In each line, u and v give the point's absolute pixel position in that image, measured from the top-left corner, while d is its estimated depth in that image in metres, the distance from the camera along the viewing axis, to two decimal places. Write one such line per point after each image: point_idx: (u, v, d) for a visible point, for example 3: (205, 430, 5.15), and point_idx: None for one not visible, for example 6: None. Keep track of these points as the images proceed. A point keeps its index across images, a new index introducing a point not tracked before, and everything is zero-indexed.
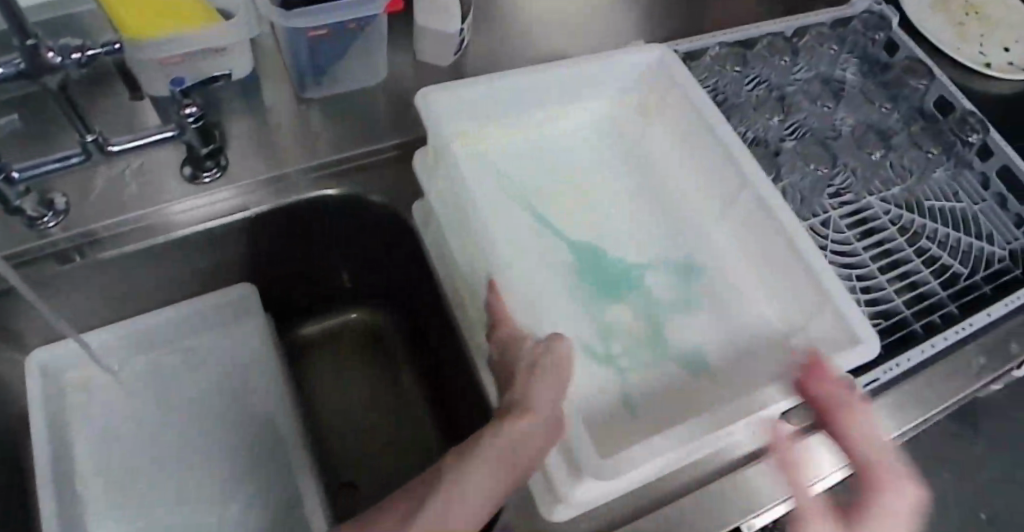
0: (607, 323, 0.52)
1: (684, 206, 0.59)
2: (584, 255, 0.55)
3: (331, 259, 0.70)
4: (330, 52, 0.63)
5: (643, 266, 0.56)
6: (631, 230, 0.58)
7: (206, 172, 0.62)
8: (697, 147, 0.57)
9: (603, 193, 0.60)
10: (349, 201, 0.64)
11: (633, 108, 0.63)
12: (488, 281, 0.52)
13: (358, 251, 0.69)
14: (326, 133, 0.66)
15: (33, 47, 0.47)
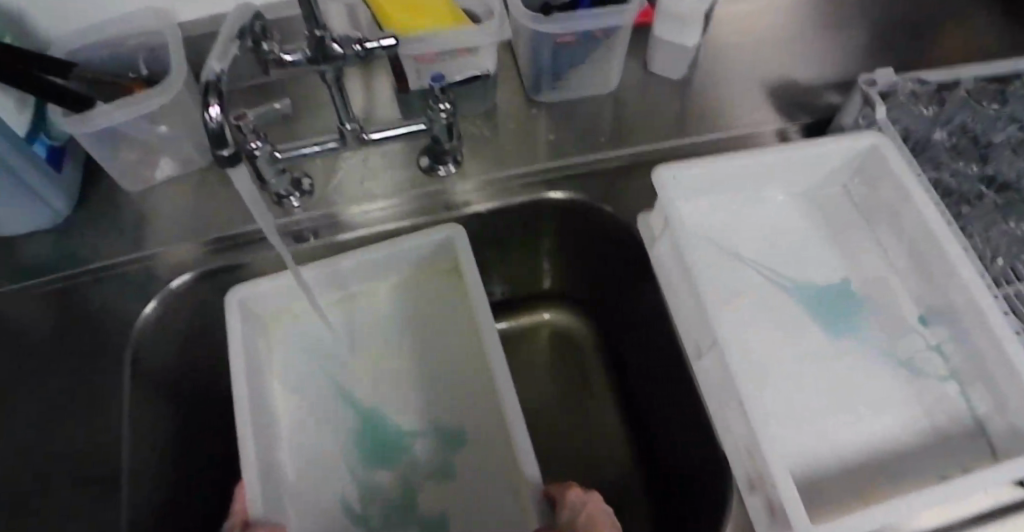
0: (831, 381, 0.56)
1: (906, 269, 0.59)
2: (806, 301, 0.60)
3: (545, 259, 0.73)
4: (572, 58, 0.64)
5: (866, 321, 0.59)
6: (845, 289, 0.60)
7: (444, 166, 0.64)
8: (915, 213, 0.57)
9: (820, 247, 0.62)
10: (572, 204, 0.66)
11: (856, 166, 0.62)
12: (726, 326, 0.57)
13: (578, 254, 0.71)
14: (552, 137, 0.67)
15: (322, 38, 0.50)
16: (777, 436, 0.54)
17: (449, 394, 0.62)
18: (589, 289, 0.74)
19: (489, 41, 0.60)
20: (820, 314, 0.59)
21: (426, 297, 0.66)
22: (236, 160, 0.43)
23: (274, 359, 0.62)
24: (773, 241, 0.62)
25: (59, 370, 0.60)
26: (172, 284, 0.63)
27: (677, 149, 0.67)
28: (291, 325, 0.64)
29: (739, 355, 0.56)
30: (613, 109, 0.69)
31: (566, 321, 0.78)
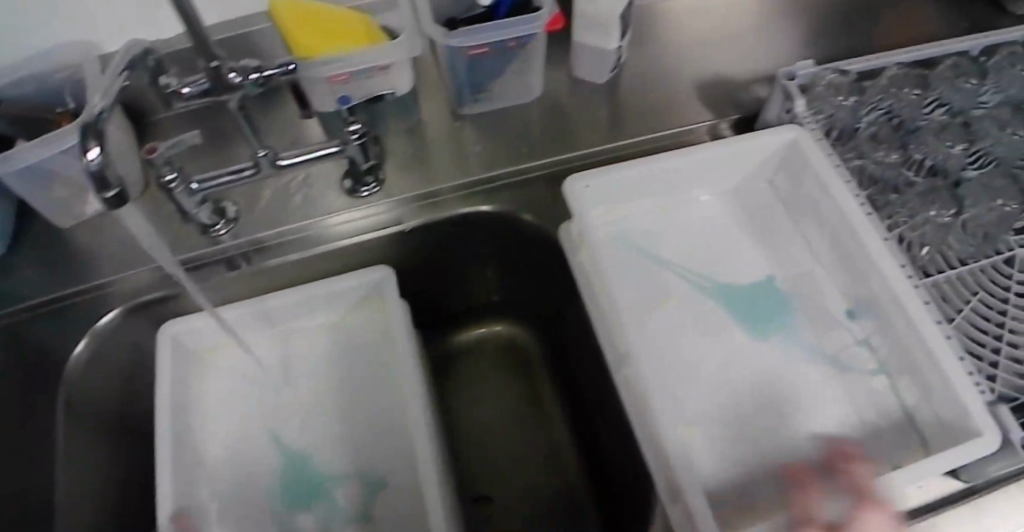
0: (759, 381, 0.56)
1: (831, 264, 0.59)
2: (730, 301, 0.59)
3: (485, 275, 0.73)
4: (490, 69, 0.64)
5: (795, 318, 0.59)
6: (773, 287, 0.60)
7: (365, 188, 0.65)
8: (833, 206, 0.56)
9: (746, 248, 0.62)
10: (499, 217, 0.65)
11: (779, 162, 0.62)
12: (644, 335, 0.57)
13: (517, 267, 0.71)
14: (478, 149, 0.67)
15: (217, 68, 0.50)
16: (699, 444, 0.53)
17: (379, 446, 0.63)
18: (534, 301, 0.74)
19: (403, 57, 0.60)
20: (748, 312, 0.59)
21: (363, 324, 0.67)
22: (124, 199, 0.45)
23: (211, 397, 0.64)
24: (700, 245, 0.62)
25: None
26: (103, 318, 0.63)
27: (605, 155, 0.67)
28: (232, 361, 0.66)
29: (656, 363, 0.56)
30: (541, 117, 0.69)
31: (517, 335, 0.78)
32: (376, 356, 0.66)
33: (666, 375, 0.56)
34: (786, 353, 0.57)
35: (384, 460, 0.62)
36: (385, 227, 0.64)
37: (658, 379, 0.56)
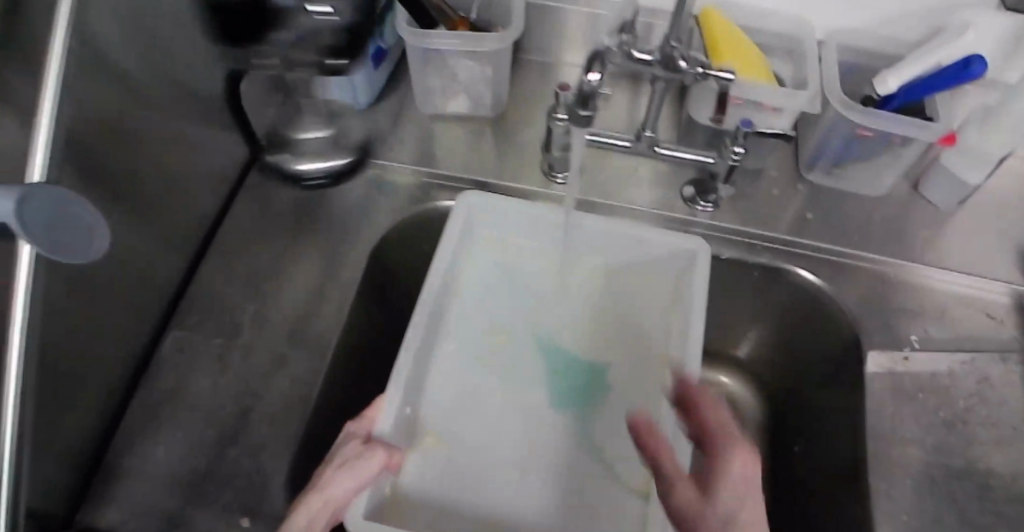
0: None
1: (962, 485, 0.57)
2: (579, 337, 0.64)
3: (751, 324, 0.75)
4: (858, 152, 0.66)
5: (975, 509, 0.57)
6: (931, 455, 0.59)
7: (702, 202, 0.68)
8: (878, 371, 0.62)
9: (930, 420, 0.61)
10: (807, 287, 0.68)
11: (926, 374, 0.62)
12: (499, 303, 0.65)
13: (783, 335, 0.73)
14: (808, 215, 0.69)
15: (673, 50, 0.56)
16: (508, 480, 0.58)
17: (478, 348, 0.63)
18: (775, 372, 0.75)
19: (796, 107, 0.64)
20: (530, 344, 0.64)
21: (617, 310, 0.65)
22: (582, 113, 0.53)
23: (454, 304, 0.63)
24: (622, 331, 0.64)
25: (305, 235, 0.70)
26: (429, 203, 0.72)
27: (935, 278, 0.67)
28: (489, 273, 0.65)
29: (491, 332, 0.64)
30: (875, 212, 0.70)
31: (737, 395, 0.78)
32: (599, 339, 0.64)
33: (905, 507, 0.57)
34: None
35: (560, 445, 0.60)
36: (711, 230, 0.68)
37: (472, 346, 0.63)
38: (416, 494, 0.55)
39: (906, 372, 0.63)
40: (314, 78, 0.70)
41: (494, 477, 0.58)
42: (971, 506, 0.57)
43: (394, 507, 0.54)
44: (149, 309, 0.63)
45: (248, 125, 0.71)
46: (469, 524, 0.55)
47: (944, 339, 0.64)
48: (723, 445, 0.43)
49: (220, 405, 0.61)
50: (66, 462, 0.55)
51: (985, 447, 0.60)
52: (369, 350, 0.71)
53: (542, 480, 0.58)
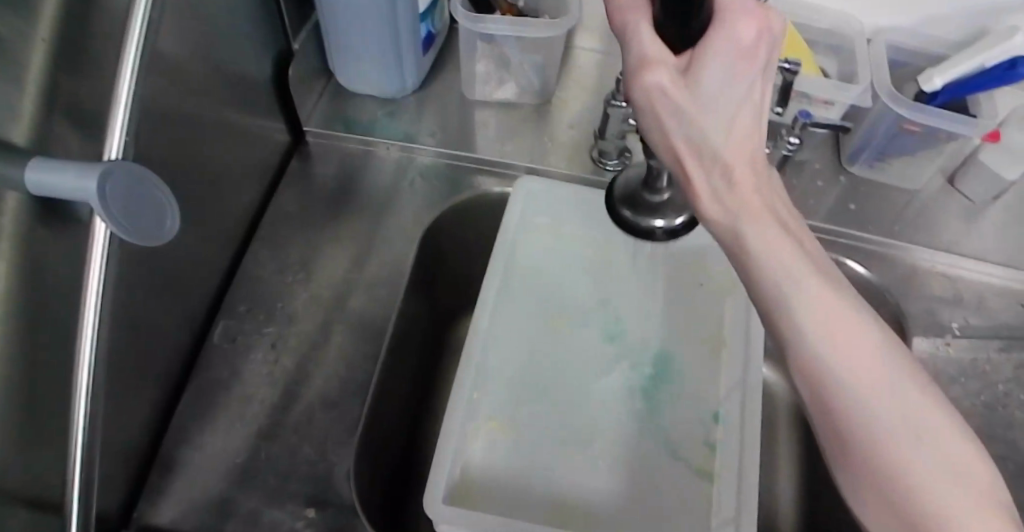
0: None
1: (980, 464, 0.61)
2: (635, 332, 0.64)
3: None
4: (904, 146, 0.68)
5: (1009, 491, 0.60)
6: None
7: None
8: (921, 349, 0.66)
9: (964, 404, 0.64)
10: (850, 276, 0.70)
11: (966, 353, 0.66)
12: (555, 294, 0.65)
13: None
14: (850, 206, 0.71)
15: None
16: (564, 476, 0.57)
17: (541, 334, 0.63)
18: None
19: (847, 100, 0.65)
20: (593, 330, 0.64)
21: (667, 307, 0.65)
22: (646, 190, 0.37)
23: (515, 296, 0.63)
24: (674, 330, 0.64)
25: (354, 224, 0.69)
26: (476, 189, 0.71)
27: (976, 269, 0.69)
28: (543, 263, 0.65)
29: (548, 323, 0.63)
30: (914, 203, 0.71)
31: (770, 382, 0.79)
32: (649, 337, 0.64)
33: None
34: None
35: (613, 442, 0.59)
36: None
37: (532, 337, 0.63)
38: (485, 477, 0.56)
39: (950, 356, 0.66)
40: (363, 63, 0.69)
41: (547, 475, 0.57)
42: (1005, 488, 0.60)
43: (464, 489, 0.54)
44: (201, 298, 0.61)
45: (292, 110, 0.70)
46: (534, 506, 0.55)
47: (981, 326, 0.67)
48: (728, 51, 0.30)
49: (280, 397, 0.60)
50: (126, 457, 0.53)
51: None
52: (428, 338, 0.70)
53: (606, 464, 0.58)
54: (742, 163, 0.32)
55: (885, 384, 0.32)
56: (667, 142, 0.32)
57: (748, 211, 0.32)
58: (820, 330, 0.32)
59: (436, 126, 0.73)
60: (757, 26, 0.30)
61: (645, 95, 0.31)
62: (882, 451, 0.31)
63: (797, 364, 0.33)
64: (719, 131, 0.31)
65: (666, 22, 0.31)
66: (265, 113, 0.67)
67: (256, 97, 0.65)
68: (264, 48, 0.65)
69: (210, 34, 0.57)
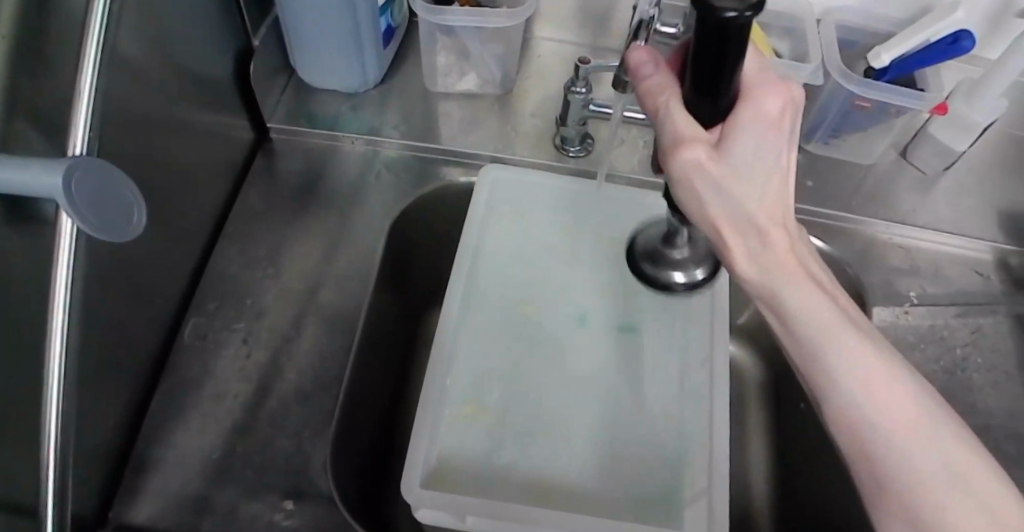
0: None
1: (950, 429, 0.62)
2: (601, 314, 0.65)
3: None
4: (857, 122, 0.70)
5: None
6: None
7: None
8: (885, 318, 0.68)
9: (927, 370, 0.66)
10: (811, 251, 0.72)
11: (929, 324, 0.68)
12: (521, 275, 0.65)
13: None
14: (808, 183, 0.73)
15: None
16: (533, 456, 0.57)
17: (511, 322, 0.63)
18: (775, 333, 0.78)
19: (800, 78, 0.67)
20: (563, 312, 0.64)
21: (631, 286, 0.66)
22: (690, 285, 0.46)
23: (484, 283, 0.64)
24: (640, 309, 0.65)
25: (322, 218, 0.69)
26: (442, 178, 0.72)
27: (931, 239, 0.71)
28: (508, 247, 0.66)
29: (516, 307, 0.64)
30: (868, 178, 0.74)
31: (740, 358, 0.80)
32: (617, 316, 0.65)
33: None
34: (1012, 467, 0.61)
35: (584, 420, 0.60)
36: None
37: (497, 321, 0.63)
38: (459, 463, 0.56)
39: (908, 324, 0.67)
40: (325, 57, 0.69)
41: (516, 458, 0.57)
42: None
43: (439, 474, 0.54)
44: (170, 296, 0.61)
45: (255, 106, 0.70)
46: (509, 486, 0.55)
47: (937, 294, 0.69)
48: (756, 126, 0.34)
49: (253, 391, 0.60)
50: (99, 456, 0.53)
51: (982, 391, 0.65)
52: (402, 331, 0.71)
53: (584, 445, 0.58)
54: (775, 229, 0.36)
55: (910, 417, 0.36)
56: (705, 215, 0.36)
57: (783, 273, 0.37)
58: (849, 374, 0.37)
59: (400, 118, 0.73)
60: (781, 103, 0.34)
61: (681, 171, 0.35)
62: (917, 495, 0.35)
63: (835, 420, 0.38)
64: (754, 201, 0.35)
65: (699, 105, 0.34)
66: (229, 111, 0.67)
67: (220, 94, 0.65)
68: (225, 45, 0.65)
69: (171, 31, 0.57)
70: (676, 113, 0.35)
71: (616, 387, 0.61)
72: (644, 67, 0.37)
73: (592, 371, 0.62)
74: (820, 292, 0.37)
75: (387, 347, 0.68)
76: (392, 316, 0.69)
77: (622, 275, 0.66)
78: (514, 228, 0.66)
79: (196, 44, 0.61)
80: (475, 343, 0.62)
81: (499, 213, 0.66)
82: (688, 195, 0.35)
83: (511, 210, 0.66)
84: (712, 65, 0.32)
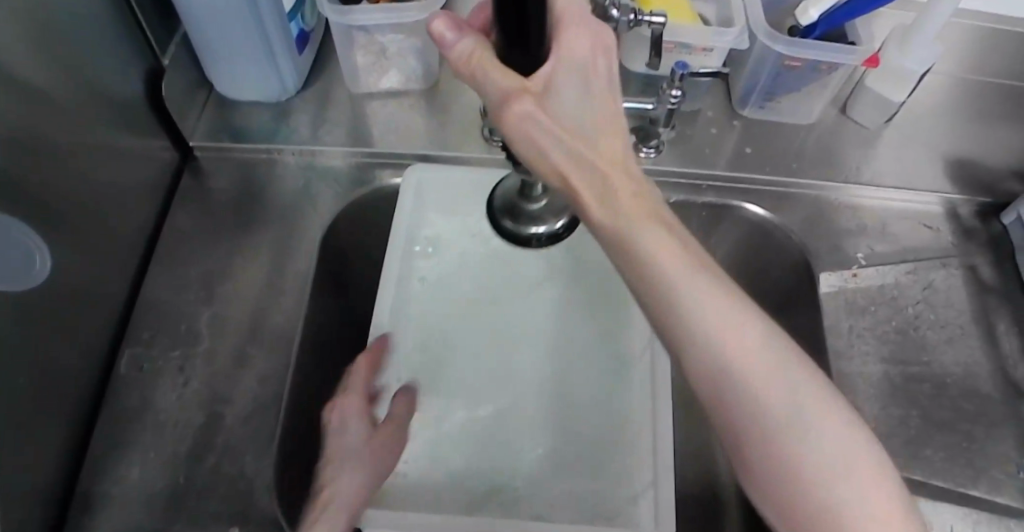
0: (951, 446, 0.59)
1: (907, 389, 0.61)
2: (539, 309, 0.65)
3: None
4: (791, 84, 0.68)
5: (926, 408, 0.60)
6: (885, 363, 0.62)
7: (647, 149, 0.69)
8: (835, 282, 0.66)
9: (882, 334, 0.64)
10: (755, 219, 0.70)
11: (878, 285, 0.66)
12: (454, 275, 0.64)
13: (737, 270, 0.75)
14: (747, 151, 0.71)
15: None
16: (468, 460, 0.57)
17: (450, 321, 0.63)
18: None
19: (725, 44, 0.65)
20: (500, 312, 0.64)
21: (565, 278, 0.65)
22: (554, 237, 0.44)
23: (413, 287, 0.63)
24: (577, 300, 0.65)
25: (254, 233, 0.68)
26: (373, 181, 0.71)
27: (874, 198, 0.70)
28: (440, 247, 0.65)
29: (448, 307, 0.63)
30: (807, 140, 0.72)
31: None
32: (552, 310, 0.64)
33: (871, 416, 0.59)
34: (970, 421, 0.60)
35: (526, 421, 0.59)
36: (659, 175, 0.69)
37: (430, 324, 0.62)
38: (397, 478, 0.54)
39: (855, 287, 0.66)
40: (238, 69, 0.67)
41: (452, 469, 0.56)
42: (929, 404, 0.61)
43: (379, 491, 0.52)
44: (100, 330, 0.60)
45: (175, 128, 0.69)
46: (451, 493, 0.55)
47: (885, 253, 0.67)
48: (574, 73, 0.36)
49: (194, 418, 0.59)
50: (36, 503, 0.53)
51: (937, 348, 0.63)
52: (344, 342, 0.71)
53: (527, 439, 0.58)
54: (615, 171, 0.37)
55: (770, 373, 0.37)
56: (549, 164, 0.36)
57: (629, 211, 0.37)
58: (710, 306, 0.37)
59: (325, 124, 0.72)
60: (589, 42, 0.36)
61: (514, 124, 0.36)
62: (780, 453, 0.36)
63: (700, 369, 0.37)
64: (586, 143, 0.36)
65: (512, 57, 0.35)
66: (145, 133, 0.65)
67: (134, 118, 0.64)
68: (131, 67, 0.63)
69: (67, 57, 0.55)
70: (495, 68, 0.36)
71: (556, 381, 0.61)
72: (448, 35, 0.37)
73: (530, 367, 0.62)
74: (669, 230, 0.38)
75: (330, 360, 0.68)
76: (329, 329, 0.69)
77: (554, 267, 0.66)
78: (441, 228, 0.65)
79: (100, 68, 0.59)
80: (408, 348, 0.60)
81: (428, 213, 0.64)
82: (529, 149, 0.36)
83: (441, 208, 0.64)
84: (514, 24, 0.32)
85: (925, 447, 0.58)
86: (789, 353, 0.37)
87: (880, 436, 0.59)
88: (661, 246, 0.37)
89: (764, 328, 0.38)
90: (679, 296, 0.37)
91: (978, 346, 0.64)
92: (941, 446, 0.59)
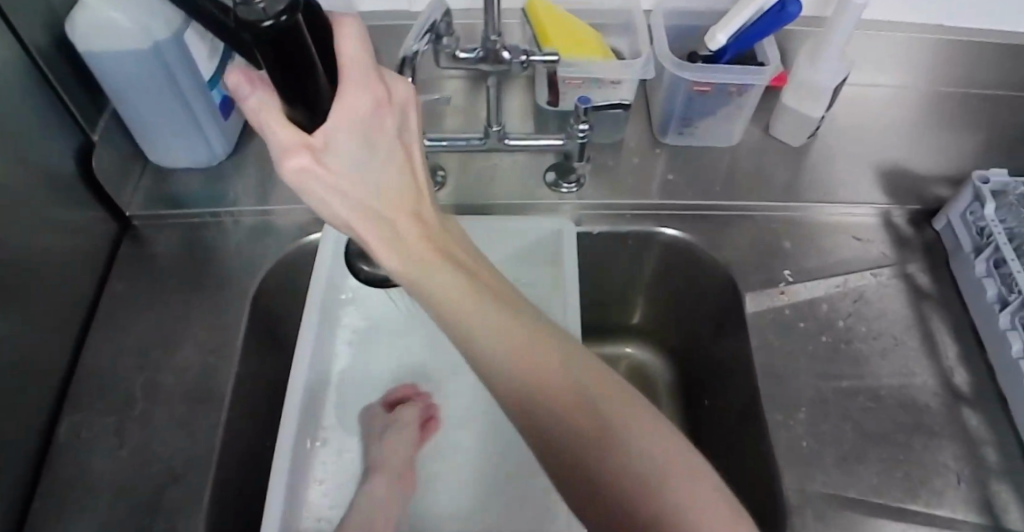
0: (890, 460, 0.57)
1: (838, 406, 0.60)
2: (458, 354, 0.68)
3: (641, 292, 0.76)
4: (703, 108, 0.69)
5: (861, 422, 0.59)
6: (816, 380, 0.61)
7: (568, 183, 0.70)
8: (761, 300, 0.65)
9: (811, 350, 0.63)
10: (678, 243, 0.70)
11: (806, 300, 0.65)
12: None
13: (673, 296, 0.75)
14: (670, 177, 0.72)
15: (495, 43, 0.57)
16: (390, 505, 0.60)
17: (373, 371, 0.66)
18: (672, 331, 0.77)
19: (631, 75, 0.66)
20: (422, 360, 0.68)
21: None
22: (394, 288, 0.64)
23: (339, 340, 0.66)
24: None
25: (190, 294, 0.70)
26: (305, 237, 0.73)
27: (801, 213, 0.70)
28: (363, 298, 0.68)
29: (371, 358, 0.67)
30: (728, 162, 0.73)
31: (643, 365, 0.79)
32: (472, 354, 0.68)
33: (803, 435, 0.58)
34: (908, 432, 0.58)
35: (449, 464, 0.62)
36: (579, 206, 0.70)
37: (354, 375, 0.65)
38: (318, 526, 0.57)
39: (787, 305, 0.65)
40: (168, 138, 0.70)
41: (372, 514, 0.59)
42: (864, 418, 0.59)
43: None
44: (36, 399, 0.61)
45: (110, 200, 0.71)
46: None
47: (814, 268, 0.67)
48: (353, 124, 0.37)
49: (127, 481, 0.60)
50: None
51: (870, 361, 0.62)
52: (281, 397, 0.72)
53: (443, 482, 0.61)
54: (401, 214, 0.41)
55: (580, 391, 0.37)
56: (335, 213, 0.39)
57: (425, 263, 0.41)
58: (508, 339, 0.39)
59: (256, 185, 0.74)
60: (371, 99, 0.37)
61: (295, 178, 0.37)
62: (608, 466, 0.35)
63: (512, 405, 0.38)
64: (374, 193, 0.40)
65: (295, 116, 0.35)
66: (81, 205, 0.68)
67: (68, 190, 0.66)
68: (62, 142, 0.66)
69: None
70: (281, 128, 0.36)
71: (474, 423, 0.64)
72: (243, 87, 0.35)
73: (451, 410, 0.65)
74: (469, 285, 0.41)
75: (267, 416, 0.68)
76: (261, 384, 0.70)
77: None
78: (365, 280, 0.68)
79: (34, 145, 0.62)
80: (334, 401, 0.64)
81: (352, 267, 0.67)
82: (319, 205, 0.39)
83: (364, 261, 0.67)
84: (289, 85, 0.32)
85: (861, 462, 0.57)
86: (602, 381, 0.38)
87: (814, 455, 0.57)
88: (456, 290, 0.40)
89: (577, 357, 0.39)
90: (479, 341, 0.39)
91: (913, 355, 0.63)
92: (879, 461, 0.57)
